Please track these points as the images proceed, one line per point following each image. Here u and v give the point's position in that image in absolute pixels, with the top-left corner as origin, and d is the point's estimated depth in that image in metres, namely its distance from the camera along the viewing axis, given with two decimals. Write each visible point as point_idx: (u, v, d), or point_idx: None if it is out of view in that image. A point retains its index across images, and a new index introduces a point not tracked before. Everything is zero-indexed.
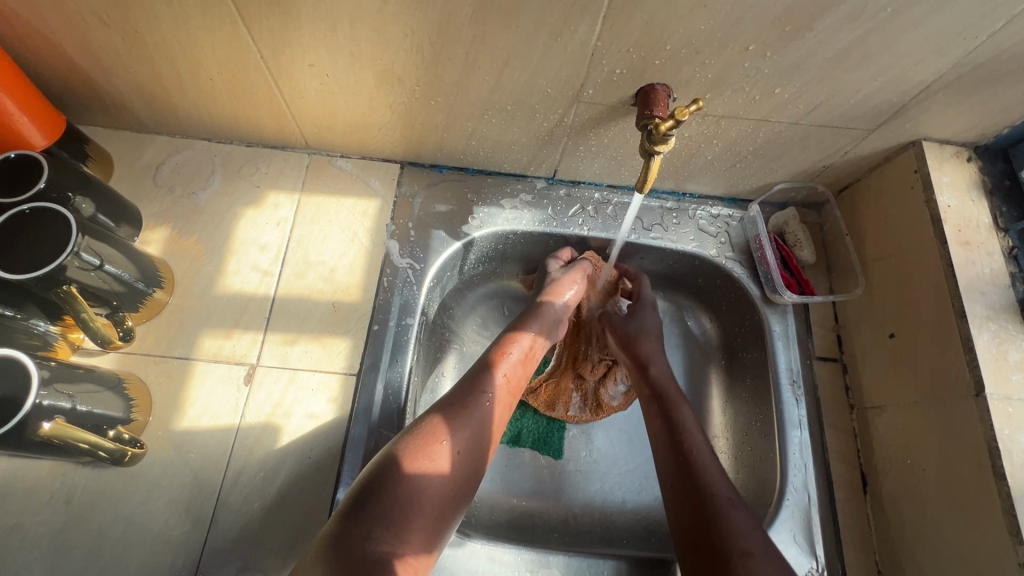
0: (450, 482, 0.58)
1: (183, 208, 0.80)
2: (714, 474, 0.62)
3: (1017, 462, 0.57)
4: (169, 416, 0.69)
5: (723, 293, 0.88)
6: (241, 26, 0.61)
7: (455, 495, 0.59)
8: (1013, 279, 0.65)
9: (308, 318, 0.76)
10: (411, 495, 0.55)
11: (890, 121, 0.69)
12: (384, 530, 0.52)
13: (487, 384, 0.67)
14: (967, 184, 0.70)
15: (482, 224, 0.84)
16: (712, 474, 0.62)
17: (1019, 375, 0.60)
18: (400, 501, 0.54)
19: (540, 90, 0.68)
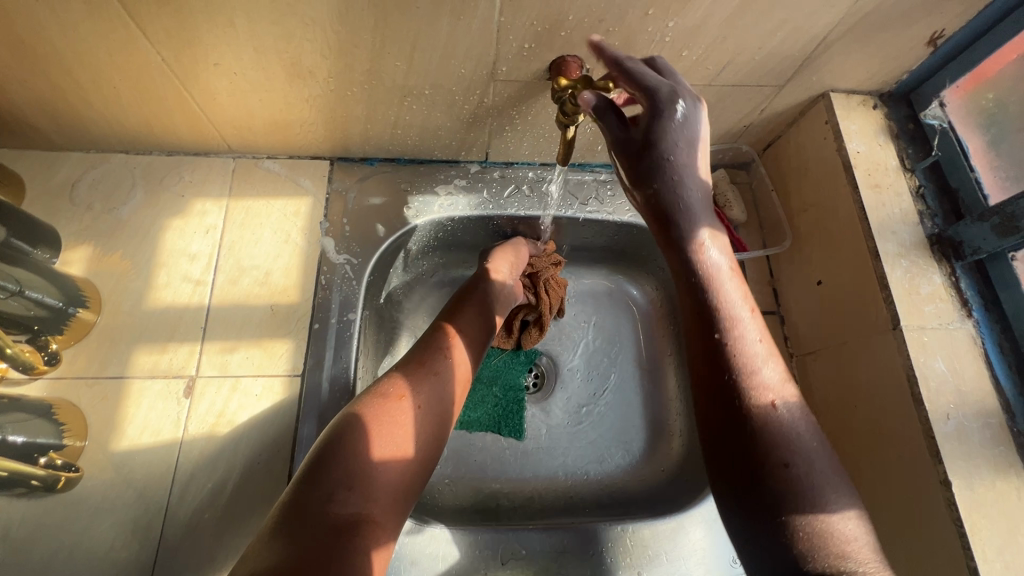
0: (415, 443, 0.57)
1: (104, 225, 0.78)
2: (748, 327, 0.49)
3: (933, 387, 0.60)
4: (108, 438, 0.67)
5: (664, 259, 0.89)
6: (133, 27, 0.59)
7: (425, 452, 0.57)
8: (922, 216, 0.69)
9: (246, 324, 0.74)
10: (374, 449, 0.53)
11: (797, 76, 0.71)
12: (349, 491, 0.50)
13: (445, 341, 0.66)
14: (875, 131, 0.73)
15: (418, 213, 0.84)
16: (750, 349, 0.48)
17: (931, 305, 0.64)
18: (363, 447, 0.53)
19: (455, 72, 0.67)
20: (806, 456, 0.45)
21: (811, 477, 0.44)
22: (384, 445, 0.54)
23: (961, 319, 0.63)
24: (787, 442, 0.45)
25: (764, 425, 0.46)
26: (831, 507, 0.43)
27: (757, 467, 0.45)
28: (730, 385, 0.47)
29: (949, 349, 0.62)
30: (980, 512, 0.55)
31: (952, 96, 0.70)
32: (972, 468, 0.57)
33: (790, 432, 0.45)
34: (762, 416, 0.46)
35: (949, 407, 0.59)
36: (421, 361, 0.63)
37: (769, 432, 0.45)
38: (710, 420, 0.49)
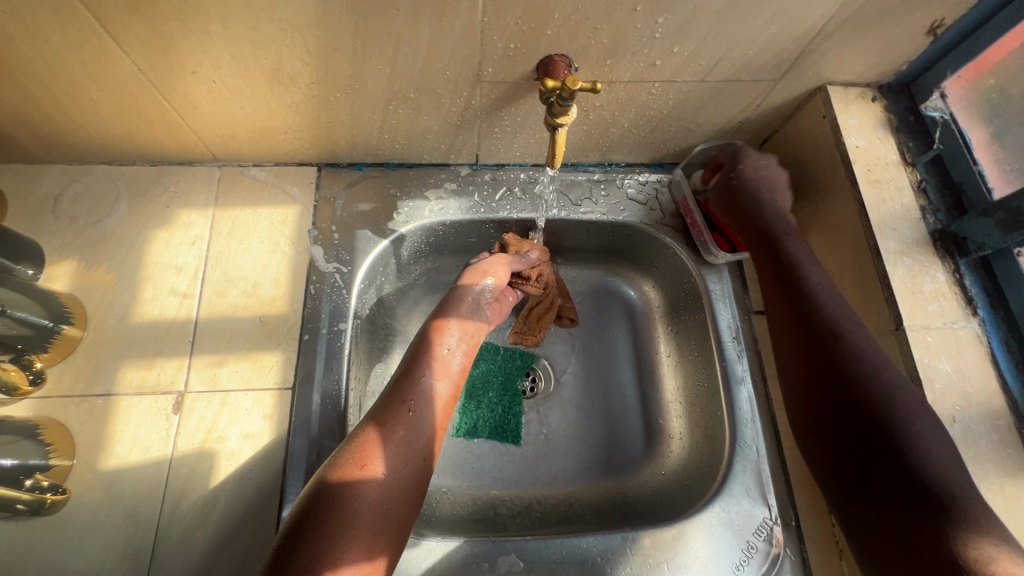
0: (386, 497, 0.56)
1: (88, 238, 0.76)
2: (831, 304, 0.63)
3: (938, 389, 0.58)
4: (97, 456, 0.66)
5: (661, 260, 0.87)
6: (106, 36, 0.58)
7: (398, 499, 0.57)
8: (924, 211, 0.67)
9: (234, 337, 0.73)
10: (340, 519, 0.53)
11: (793, 69, 0.69)
12: (316, 551, 0.50)
13: (418, 382, 0.66)
14: (874, 124, 0.71)
15: (407, 219, 0.82)
16: (860, 342, 0.59)
17: (935, 304, 0.62)
18: (328, 518, 0.52)
19: (439, 74, 0.66)
20: (907, 415, 0.53)
21: (941, 456, 0.51)
22: (354, 500, 0.54)
23: (966, 318, 0.61)
24: (921, 447, 0.51)
25: (885, 397, 0.54)
26: (978, 519, 0.46)
27: (879, 434, 0.53)
28: (863, 380, 0.56)
29: (953, 349, 0.60)
30: None
31: (954, 86, 0.67)
32: (979, 473, 0.55)
33: (902, 402, 0.54)
34: (882, 387, 0.55)
35: (955, 410, 0.57)
36: (388, 419, 0.61)
37: (884, 415, 0.53)
38: (817, 402, 0.58)
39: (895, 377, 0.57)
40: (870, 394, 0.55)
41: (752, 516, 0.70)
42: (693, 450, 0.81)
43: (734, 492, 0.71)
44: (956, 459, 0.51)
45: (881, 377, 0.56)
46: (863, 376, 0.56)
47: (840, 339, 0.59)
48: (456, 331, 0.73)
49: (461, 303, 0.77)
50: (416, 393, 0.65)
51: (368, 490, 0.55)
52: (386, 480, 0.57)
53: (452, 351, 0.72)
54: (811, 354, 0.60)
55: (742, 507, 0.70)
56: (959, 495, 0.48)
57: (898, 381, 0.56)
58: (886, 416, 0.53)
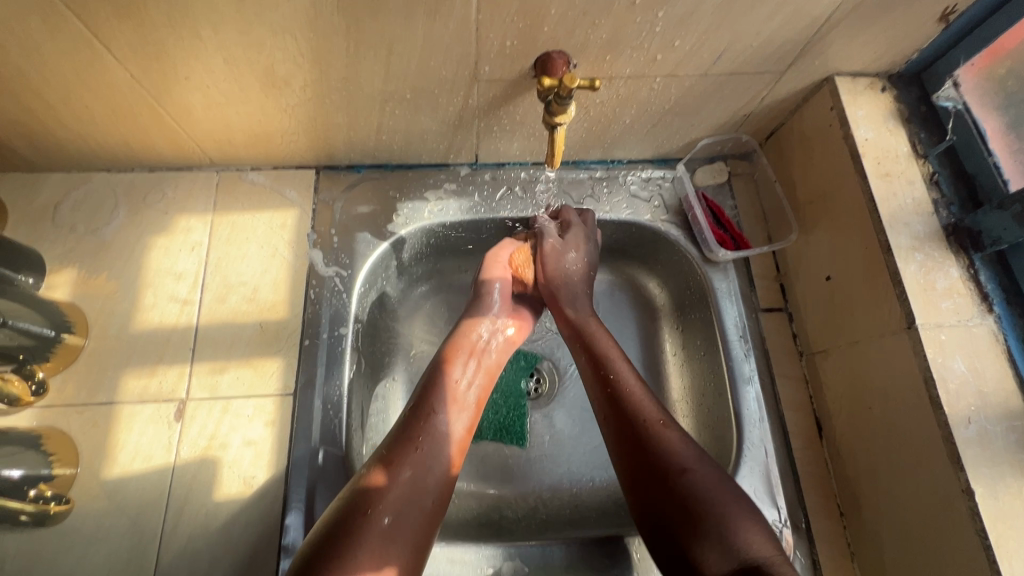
0: (403, 507, 0.57)
1: (88, 246, 0.76)
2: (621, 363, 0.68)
3: (952, 389, 0.56)
4: (100, 465, 0.66)
5: (665, 258, 0.86)
6: (96, 44, 0.57)
7: (417, 511, 0.58)
8: (937, 205, 0.65)
9: (235, 343, 0.73)
10: (352, 537, 0.53)
11: (799, 61, 0.67)
12: (330, 555, 0.51)
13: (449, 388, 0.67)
14: (884, 115, 0.69)
15: (407, 220, 0.81)
16: (639, 398, 0.65)
17: (948, 301, 0.60)
18: (342, 539, 0.53)
19: (435, 74, 0.64)
20: (694, 459, 0.59)
21: (721, 500, 0.55)
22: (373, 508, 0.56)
23: (981, 315, 0.59)
24: (699, 495, 0.55)
25: (661, 445, 0.60)
26: (749, 536, 0.52)
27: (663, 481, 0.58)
28: (642, 438, 0.61)
29: (968, 348, 0.58)
30: (1005, 522, 0.52)
31: (966, 75, 0.65)
32: (996, 475, 0.53)
33: (670, 442, 0.60)
34: (656, 437, 0.61)
35: (970, 411, 0.55)
36: (405, 443, 0.61)
37: (671, 460, 0.58)
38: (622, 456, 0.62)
39: (674, 424, 0.63)
40: (648, 450, 0.60)
41: None
42: None
43: None
44: (739, 494, 0.57)
45: (656, 430, 0.61)
46: (664, 429, 0.61)
47: (630, 405, 0.64)
48: (468, 355, 0.71)
49: (473, 328, 0.73)
50: (431, 424, 0.63)
51: (381, 510, 0.56)
52: (399, 503, 0.57)
53: (469, 376, 0.69)
54: (617, 423, 0.64)
55: None
56: (724, 530, 0.53)
57: (673, 436, 0.61)
58: (664, 462, 0.58)
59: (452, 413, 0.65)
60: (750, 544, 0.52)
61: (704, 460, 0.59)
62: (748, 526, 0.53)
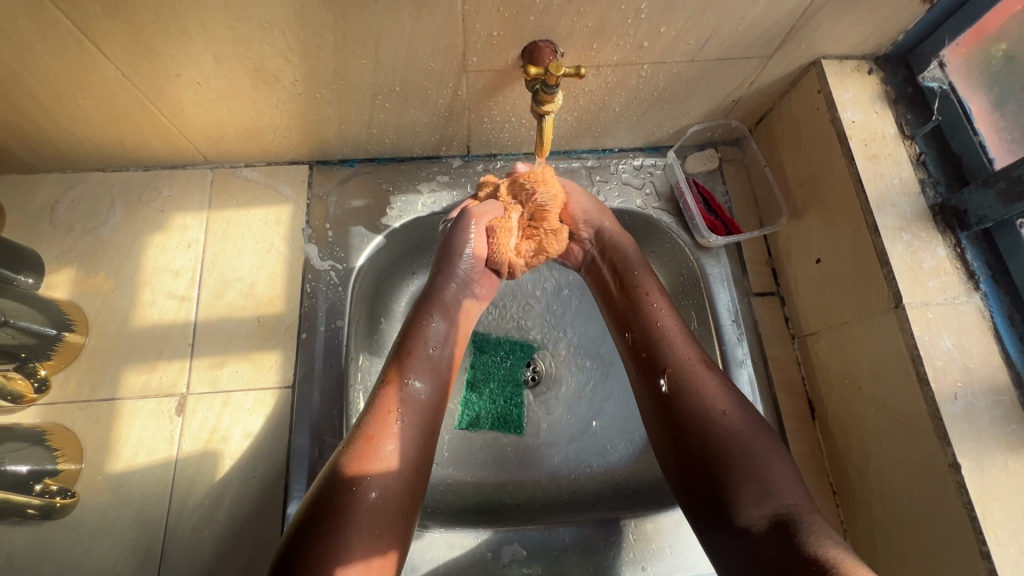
0: (392, 491, 0.56)
1: (86, 245, 0.77)
2: (659, 302, 0.69)
3: (939, 366, 0.57)
4: (104, 460, 0.67)
5: (658, 245, 0.86)
6: (87, 43, 0.58)
7: (401, 492, 0.56)
8: (923, 185, 0.65)
9: (233, 337, 0.74)
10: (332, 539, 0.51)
11: (785, 45, 0.67)
12: (323, 548, 0.50)
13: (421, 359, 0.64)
14: (871, 97, 0.69)
15: (401, 213, 0.82)
16: (674, 338, 0.65)
17: (935, 280, 0.61)
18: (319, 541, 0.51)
19: (423, 66, 0.65)
20: (724, 409, 0.59)
21: (753, 445, 0.57)
22: (361, 494, 0.54)
23: (968, 293, 0.60)
24: (735, 440, 0.57)
25: (697, 388, 0.61)
26: (782, 486, 0.54)
27: (694, 433, 0.59)
28: (675, 381, 0.62)
29: (955, 325, 0.59)
30: (992, 495, 0.53)
31: (952, 55, 0.66)
32: (982, 449, 0.54)
33: (705, 389, 0.61)
34: (690, 375, 0.62)
35: (956, 387, 0.56)
36: (371, 439, 0.57)
37: (705, 409, 0.59)
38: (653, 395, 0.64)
39: (710, 367, 0.63)
40: (682, 392, 0.61)
41: None
42: None
43: None
44: (773, 441, 0.58)
45: (688, 372, 0.62)
46: (699, 374, 0.62)
47: (668, 346, 0.65)
48: (426, 353, 0.65)
49: (426, 325, 0.66)
50: (393, 424, 0.58)
51: (365, 498, 0.54)
52: (377, 499, 0.54)
53: (438, 347, 0.66)
54: (647, 361, 0.65)
55: None
56: (759, 473, 0.55)
57: (710, 383, 0.62)
58: (696, 408, 0.60)
59: (407, 418, 0.60)
60: (782, 488, 0.54)
61: (740, 401, 0.61)
62: (782, 473, 0.55)
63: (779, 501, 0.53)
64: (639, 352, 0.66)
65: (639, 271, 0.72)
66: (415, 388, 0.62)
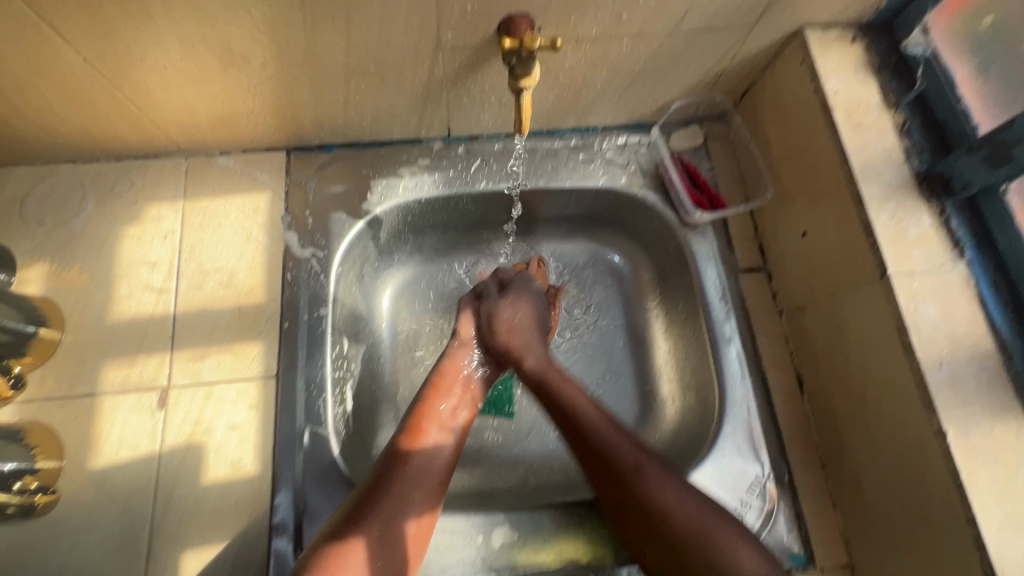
0: (427, 480, 0.61)
1: (59, 239, 0.75)
2: (579, 394, 0.68)
3: (925, 335, 0.57)
4: (86, 456, 0.66)
5: (644, 224, 0.85)
6: (43, 25, 0.55)
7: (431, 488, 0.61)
8: (908, 153, 0.64)
9: (214, 329, 0.72)
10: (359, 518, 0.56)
11: (767, 14, 0.66)
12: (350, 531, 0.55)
13: (451, 378, 0.71)
14: (855, 66, 0.68)
15: (382, 198, 0.80)
16: (609, 436, 0.64)
17: (920, 249, 0.60)
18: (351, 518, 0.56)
19: (397, 43, 0.63)
20: (677, 508, 0.58)
21: (712, 529, 0.57)
22: (398, 487, 0.59)
23: (953, 261, 0.60)
24: (696, 532, 0.57)
25: (654, 490, 0.60)
26: (740, 566, 0.54)
27: (656, 532, 0.58)
28: (620, 476, 0.61)
29: (940, 294, 0.58)
30: (977, 461, 0.53)
31: (936, 21, 0.65)
32: (968, 416, 0.54)
33: (655, 485, 0.60)
34: (646, 480, 0.60)
35: (942, 355, 0.56)
36: (409, 446, 0.63)
37: (667, 513, 0.58)
38: (611, 504, 0.62)
39: (665, 466, 0.62)
40: (629, 487, 0.61)
41: (745, 474, 0.67)
42: (684, 413, 0.79)
43: (725, 450, 0.68)
44: (730, 526, 0.58)
45: (648, 475, 0.61)
46: (646, 475, 0.60)
47: (591, 443, 0.64)
48: (456, 381, 0.71)
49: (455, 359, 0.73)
50: (425, 432, 0.64)
51: (395, 489, 0.59)
52: (403, 495, 0.59)
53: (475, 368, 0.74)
54: (586, 459, 0.64)
55: (734, 465, 0.68)
56: (719, 558, 0.55)
57: (666, 479, 0.60)
58: (649, 510, 0.59)
59: (437, 434, 0.65)
60: (740, 573, 0.54)
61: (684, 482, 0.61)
62: (741, 554, 0.55)
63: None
64: (577, 450, 0.65)
65: (562, 387, 0.69)
66: (444, 408, 0.68)
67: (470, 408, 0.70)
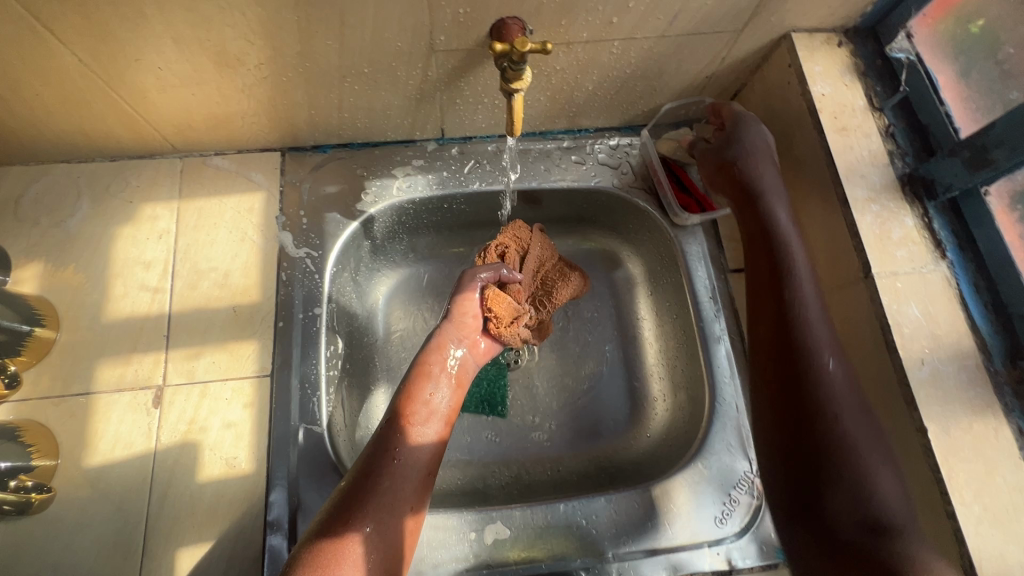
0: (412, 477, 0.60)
1: (54, 238, 0.75)
2: (805, 292, 0.61)
3: (907, 334, 0.58)
4: (81, 454, 0.67)
5: (636, 224, 0.86)
6: (39, 28, 0.56)
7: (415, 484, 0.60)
8: (892, 156, 0.66)
9: (209, 328, 0.73)
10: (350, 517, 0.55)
11: (755, 19, 0.67)
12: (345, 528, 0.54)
13: (438, 365, 0.68)
14: (841, 70, 0.69)
15: (376, 199, 0.81)
16: (811, 311, 0.60)
17: (903, 250, 0.61)
18: (341, 519, 0.55)
19: (391, 46, 0.64)
20: (851, 398, 0.56)
21: (858, 444, 0.54)
22: (387, 483, 0.58)
23: (935, 262, 0.61)
24: (844, 448, 0.54)
25: (828, 392, 0.56)
26: (877, 482, 0.52)
27: (811, 428, 0.55)
28: (816, 401, 0.56)
29: (922, 293, 0.60)
30: (957, 456, 0.54)
31: (919, 26, 0.66)
32: (947, 413, 0.55)
33: (828, 393, 0.56)
34: (824, 380, 0.57)
35: (923, 353, 0.57)
36: (396, 438, 0.61)
37: (829, 406, 0.55)
38: (774, 443, 0.58)
39: (835, 350, 0.58)
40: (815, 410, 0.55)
41: (734, 470, 0.71)
42: (675, 411, 0.81)
43: (715, 450, 0.72)
44: (882, 450, 0.54)
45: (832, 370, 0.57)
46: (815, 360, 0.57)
47: (805, 350, 0.58)
48: (441, 369, 0.68)
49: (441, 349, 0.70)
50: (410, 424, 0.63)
51: (381, 486, 0.58)
52: (393, 489, 0.58)
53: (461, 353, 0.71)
54: (779, 374, 0.59)
55: (723, 462, 0.71)
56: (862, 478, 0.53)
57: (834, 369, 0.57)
58: (813, 405, 0.55)
59: (424, 425, 0.64)
60: (883, 495, 0.52)
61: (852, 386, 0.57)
62: (880, 468, 0.53)
63: (880, 505, 0.51)
64: (772, 352, 0.60)
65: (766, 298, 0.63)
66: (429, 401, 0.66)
67: (456, 396, 0.69)
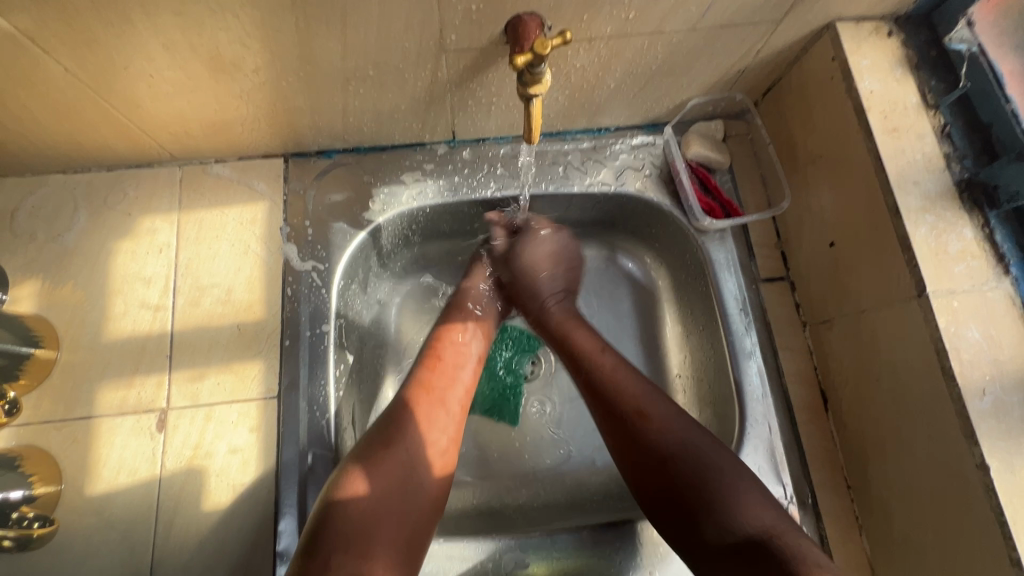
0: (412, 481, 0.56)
1: (51, 255, 0.72)
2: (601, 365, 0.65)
3: (966, 360, 0.53)
4: (85, 481, 0.64)
5: (659, 229, 0.80)
6: (21, 38, 0.52)
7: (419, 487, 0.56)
8: (948, 159, 0.60)
9: (213, 348, 0.70)
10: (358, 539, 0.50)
11: (797, 7, 0.60)
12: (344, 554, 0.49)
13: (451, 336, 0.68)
14: (891, 63, 0.63)
15: (384, 207, 0.77)
16: (637, 397, 0.62)
17: (961, 265, 0.56)
18: (347, 541, 0.50)
19: (398, 46, 0.59)
20: (682, 443, 0.57)
21: (665, 426, 0.59)
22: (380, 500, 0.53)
23: (997, 279, 0.55)
24: (704, 478, 0.54)
25: (657, 440, 0.58)
26: (746, 512, 0.52)
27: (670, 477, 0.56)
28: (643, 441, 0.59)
29: (983, 314, 0.54)
30: (1023, 497, 0.49)
31: (982, 12, 0.59)
32: (1013, 449, 0.50)
33: (664, 432, 0.58)
34: (654, 442, 0.58)
35: (985, 381, 0.52)
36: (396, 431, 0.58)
37: (670, 449, 0.57)
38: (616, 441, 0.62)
39: (668, 405, 0.61)
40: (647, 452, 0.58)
41: None
42: (701, 430, 0.75)
43: None
44: (736, 460, 0.56)
45: (663, 439, 0.58)
46: (651, 418, 0.59)
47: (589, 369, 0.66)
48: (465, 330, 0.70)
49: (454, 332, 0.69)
50: (432, 419, 0.60)
51: (366, 510, 0.52)
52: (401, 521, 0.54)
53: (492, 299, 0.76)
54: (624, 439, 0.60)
55: None
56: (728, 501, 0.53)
57: (673, 434, 0.58)
58: (656, 451, 0.57)
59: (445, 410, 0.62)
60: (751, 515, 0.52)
61: (705, 441, 0.57)
62: (753, 504, 0.52)
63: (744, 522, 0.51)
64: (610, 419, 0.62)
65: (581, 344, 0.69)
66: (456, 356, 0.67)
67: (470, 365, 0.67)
